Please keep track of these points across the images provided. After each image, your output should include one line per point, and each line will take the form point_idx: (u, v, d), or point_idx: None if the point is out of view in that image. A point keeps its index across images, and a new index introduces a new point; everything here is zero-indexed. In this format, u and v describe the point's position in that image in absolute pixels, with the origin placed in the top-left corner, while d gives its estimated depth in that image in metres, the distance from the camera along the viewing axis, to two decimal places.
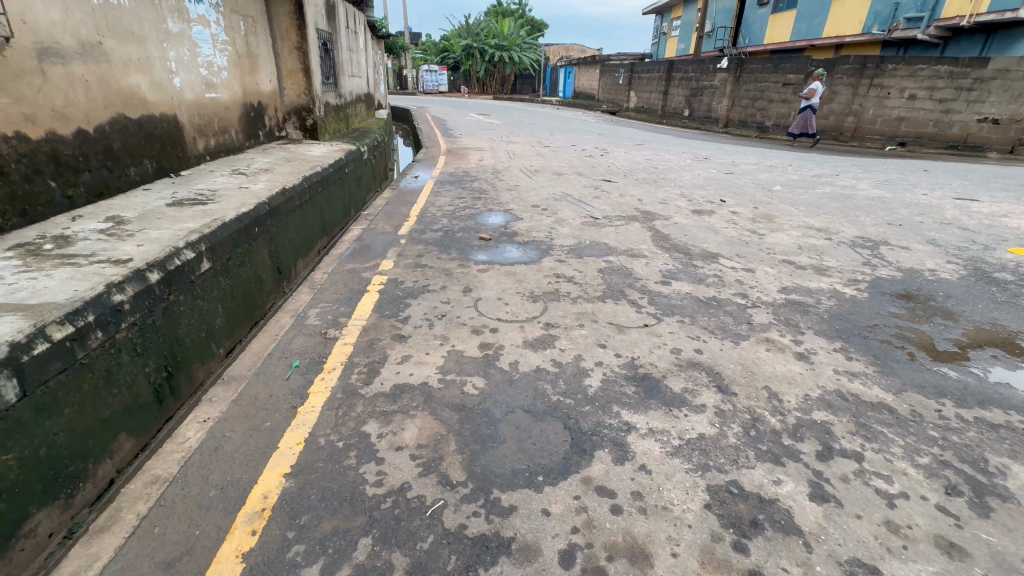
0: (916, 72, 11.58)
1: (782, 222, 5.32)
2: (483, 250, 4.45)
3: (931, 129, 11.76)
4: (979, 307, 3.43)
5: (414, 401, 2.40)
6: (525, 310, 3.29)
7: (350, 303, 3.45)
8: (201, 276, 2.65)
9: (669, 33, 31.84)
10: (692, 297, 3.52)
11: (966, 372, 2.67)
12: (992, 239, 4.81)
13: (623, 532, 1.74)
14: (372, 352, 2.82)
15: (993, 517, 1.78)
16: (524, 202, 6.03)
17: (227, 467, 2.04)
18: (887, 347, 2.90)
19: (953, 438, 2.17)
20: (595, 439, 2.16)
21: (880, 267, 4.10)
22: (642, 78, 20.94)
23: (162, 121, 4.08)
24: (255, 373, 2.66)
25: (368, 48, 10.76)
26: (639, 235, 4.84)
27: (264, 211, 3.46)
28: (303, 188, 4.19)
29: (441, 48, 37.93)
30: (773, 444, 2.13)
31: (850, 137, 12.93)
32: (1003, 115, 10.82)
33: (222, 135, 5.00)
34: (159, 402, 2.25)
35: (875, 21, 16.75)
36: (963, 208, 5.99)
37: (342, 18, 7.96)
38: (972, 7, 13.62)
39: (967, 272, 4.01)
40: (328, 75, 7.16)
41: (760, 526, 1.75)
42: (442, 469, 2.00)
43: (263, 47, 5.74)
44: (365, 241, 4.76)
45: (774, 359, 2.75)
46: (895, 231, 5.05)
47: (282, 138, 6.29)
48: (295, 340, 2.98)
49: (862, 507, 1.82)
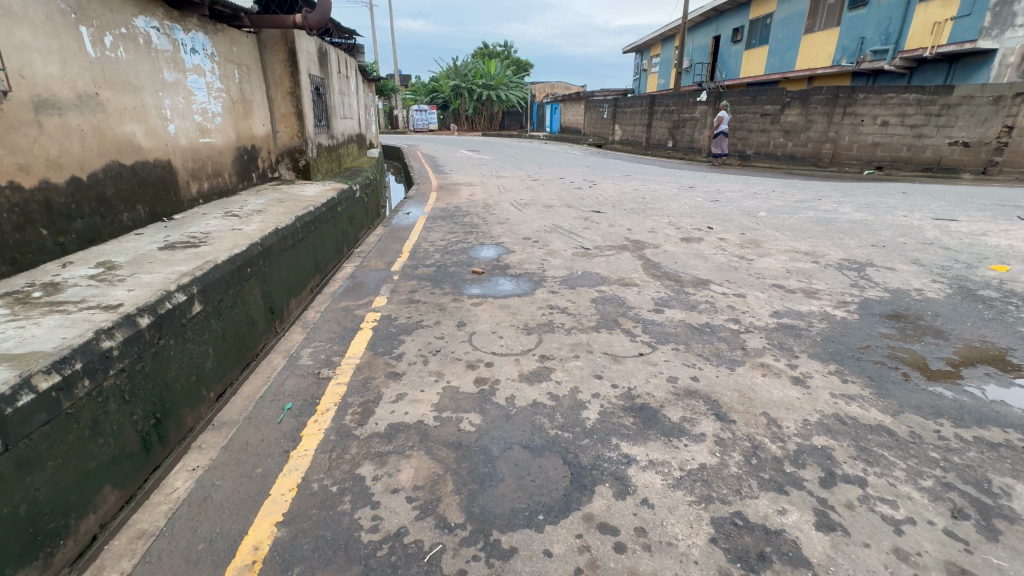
0: (886, 100, 12.10)
1: (769, 247, 5.42)
2: (476, 283, 4.47)
3: (905, 153, 12.19)
4: (967, 324, 3.48)
5: (410, 440, 2.36)
6: (520, 342, 3.29)
7: (343, 341, 3.42)
8: (192, 319, 2.63)
9: (649, 69, 33.19)
10: (686, 324, 3.53)
11: (961, 391, 2.68)
12: (974, 258, 4.92)
13: (628, 571, 1.68)
14: (365, 391, 2.78)
15: (1002, 541, 1.75)
16: (514, 235, 6.11)
17: (217, 517, 1.97)
18: (881, 368, 2.91)
19: (954, 459, 2.16)
20: (595, 474, 2.12)
21: (868, 288, 4.17)
22: (625, 112, 21.67)
23: (156, 167, 4.14)
24: (246, 417, 2.61)
25: (359, 91, 11.10)
26: (630, 264, 4.90)
27: (257, 252, 3.48)
28: (295, 228, 4.23)
29: (431, 89, 39.17)
30: (775, 472, 2.10)
31: (829, 162, 13.35)
32: (972, 138, 11.29)
33: (216, 178, 5.07)
34: (147, 451, 2.20)
35: (844, 54, 17.72)
36: (943, 228, 6.14)
37: (334, 65, 8.27)
38: (932, 40, 14.50)
39: (952, 290, 4.07)
40: (321, 117, 7.35)
41: (768, 559, 1.71)
42: (440, 512, 1.94)
43: (256, 92, 5.91)
44: (357, 278, 4.77)
45: (770, 384, 2.75)
46: (880, 252, 5.15)
47: (275, 179, 6.39)
48: (287, 381, 2.94)
49: (869, 535, 1.79)
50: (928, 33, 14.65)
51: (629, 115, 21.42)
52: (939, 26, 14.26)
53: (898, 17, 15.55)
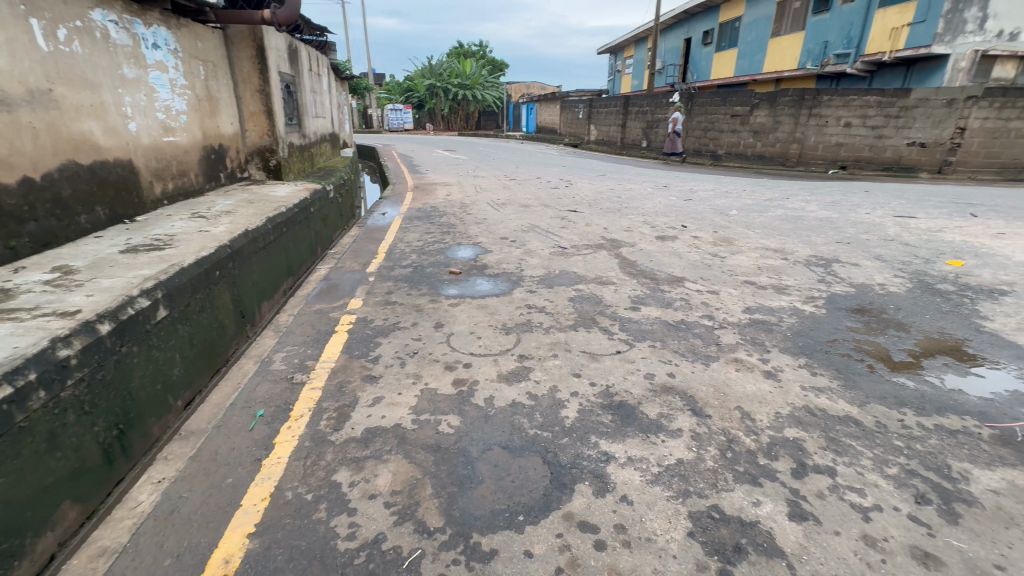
0: (848, 102, 12.56)
1: (741, 244, 5.56)
2: (454, 284, 4.44)
3: (867, 153, 12.67)
4: (927, 317, 3.64)
5: (387, 444, 2.32)
6: (498, 343, 3.27)
7: (317, 345, 3.34)
8: (157, 324, 2.53)
9: (622, 70, 33.65)
10: (661, 321, 3.58)
11: (922, 380, 2.79)
12: (931, 253, 5.15)
13: (608, 568, 1.69)
14: (341, 396, 2.72)
15: (962, 523, 1.83)
16: (492, 235, 6.09)
17: (185, 531, 1.90)
18: (847, 360, 3.01)
19: (917, 447, 2.24)
20: (575, 472, 2.12)
21: (834, 283, 4.30)
22: (600, 112, 21.87)
23: (117, 166, 3.96)
24: (215, 426, 2.52)
25: (331, 89, 10.88)
26: (606, 263, 4.94)
27: (226, 254, 3.37)
28: (266, 230, 4.11)
29: (405, 88, 38.70)
30: (749, 464, 2.14)
31: (796, 162, 13.77)
32: (929, 139, 11.83)
33: (181, 178, 4.89)
34: (109, 464, 2.10)
35: (809, 57, 18.34)
36: (903, 225, 6.41)
37: (305, 63, 8.09)
38: (891, 44, 15.17)
39: (913, 284, 4.25)
40: (292, 116, 7.17)
41: (743, 550, 1.74)
42: (419, 516, 1.91)
43: (223, 90, 5.73)
44: (332, 280, 4.68)
45: (743, 379, 2.81)
46: (845, 249, 5.34)
47: (244, 180, 6.21)
48: (259, 387, 2.85)
49: (839, 523, 1.84)
50: (886, 38, 15.31)
51: (604, 115, 21.65)
52: (897, 31, 14.94)
53: (858, 22, 16.18)
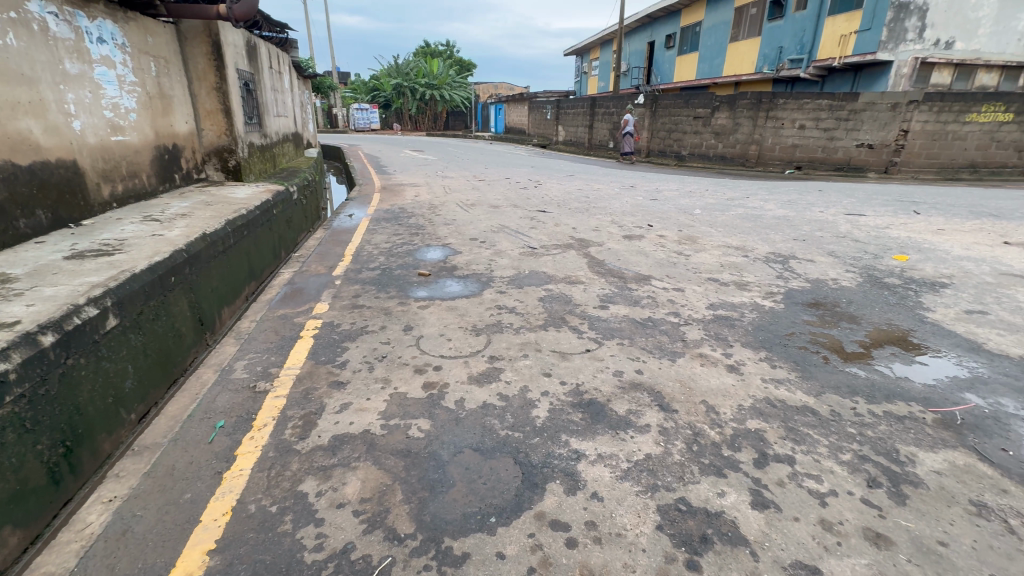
0: (802, 105, 13.12)
1: (704, 243, 5.72)
2: (423, 286, 4.40)
3: (820, 154, 13.26)
4: (876, 309, 3.84)
5: (356, 451, 2.27)
6: (469, 344, 3.25)
7: (281, 351, 3.24)
8: (107, 334, 2.39)
9: (589, 72, 34.10)
10: (629, 319, 3.65)
11: (873, 370, 2.95)
12: (879, 249, 5.45)
13: (580, 567, 1.70)
14: (307, 403, 2.64)
15: (909, 504, 1.94)
16: (461, 236, 6.06)
17: (139, 551, 1.80)
18: (804, 352, 3.15)
19: (868, 433, 2.36)
20: (546, 472, 2.14)
21: (791, 279, 4.49)
22: (568, 113, 22.07)
23: (59, 167, 3.74)
24: (172, 439, 2.40)
25: (293, 87, 10.57)
26: (575, 263, 4.99)
27: (182, 259, 3.22)
28: (226, 233, 3.95)
29: (371, 88, 38.00)
30: (714, 456, 2.21)
31: (755, 163, 14.26)
32: (876, 141, 12.53)
33: (132, 180, 4.65)
34: (54, 484, 1.98)
35: (765, 62, 19.06)
36: (853, 222, 6.74)
37: (265, 60, 7.82)
38: (840, 50, 15.93)
39: (863, 279, 4.48)
40: (252, 115, 6.92)
41: (709, 540, 1.79)
42: (389, 523, 1.88)
43: (177, 87, 5.48)
44: (296, 284, 4.55)
45: (708, 373, 2.90)
46: (801, 246, 5.58)
47: (201, 181, 5.95)
48: (219, 397, 2.74)
49: (798, 510, 1.92)
50: (836, 45, 16.06)
51: (572, 116, 21.86)
52: (845, 38, 15.70)
53: (810, 29, 16.91)
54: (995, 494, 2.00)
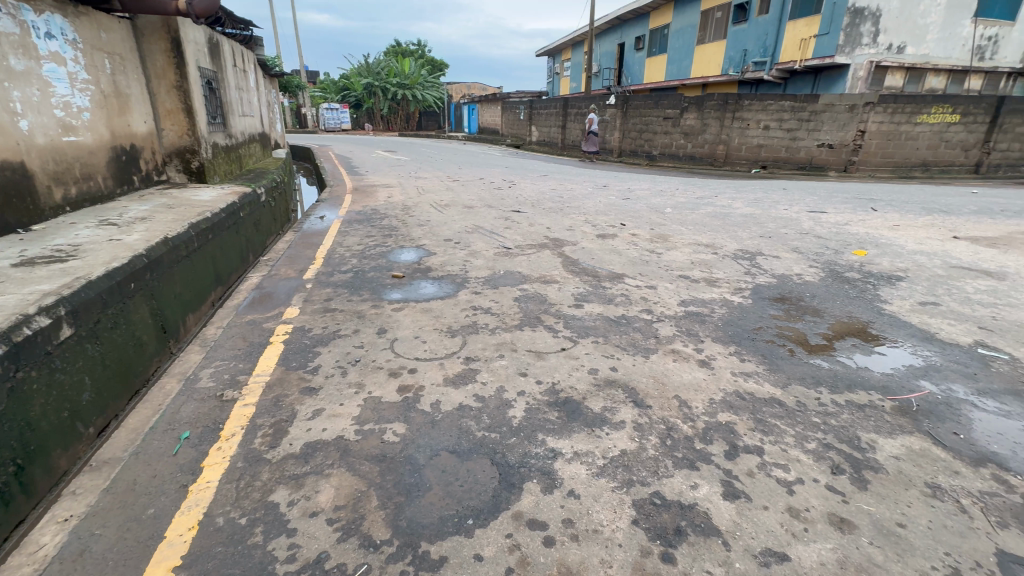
0: (766, 106, 13.55)
1: (676, 241, 5.84)
2: (397, 288, 4.34)
3: (784, 154, 13.71)
4: (838, 302, 4.00)
5: (329, 458, 2.22)
6: (444, 346, 3.23)
7: (249, 358, 3.15)
8: (61, 345, 2.27)
9: (561, 73, 34.34)
10: (604, 317, 3.69)
11: (835, 361, 3.07)
12: (840, 244, 5.68)
13: (558, 565, 1.71)
14: (277, 411, 2.57)
15: (870, 489, 2.03)
16: (435, 237, 6.01)
17: (98, 572, 1.72)
18: (771, 346, 3.25)
19: (832, 421, 2.46)
20: (523, 471, 2.14)
21: (758, 275, 4.63)
22: (541, 113, 22.15)
23: (5, 170, 3.53)
24: (133, 452, 2.30)
25: (259, 86, 10.27)
26: (550, 262, 5.02)
27: (142, 264, 3.08)
28: (189, 237, 3.81)
29: (341, 87, 37.28)
30: (686, 449, 2.26)
31: (722, 162, 14.62)
32: (836, 140, 13.05)
33: (87, 182, 4.44)
34: (4, 505, 1.87)
35: (730, 64, 19.59)
36: (816, 219, 7.00)
37: (228, 58, 7.57)
38: (801, 53, 16.51)
39: (825, 274, 4.66)
40: (215, 114, 6.69)
41: (683, 532, 1.83)
42: (364, 530, 1.85)
43: (134, 85, 5.25)
44: (265, 288, 4.42)
45: (681, 368, 2.95)
46: (767, 242, 5.76)
47: (162, 182, 5.73)
48: (184, 408, 2.64)
49: (768, 498, 1.98)
50: (796, 48, 16.64)
51: (545, 117, 21.94)
52: (805, 42, 16.27)
53: (772, 33, 17.46)
54: (948, 476, 2.11)
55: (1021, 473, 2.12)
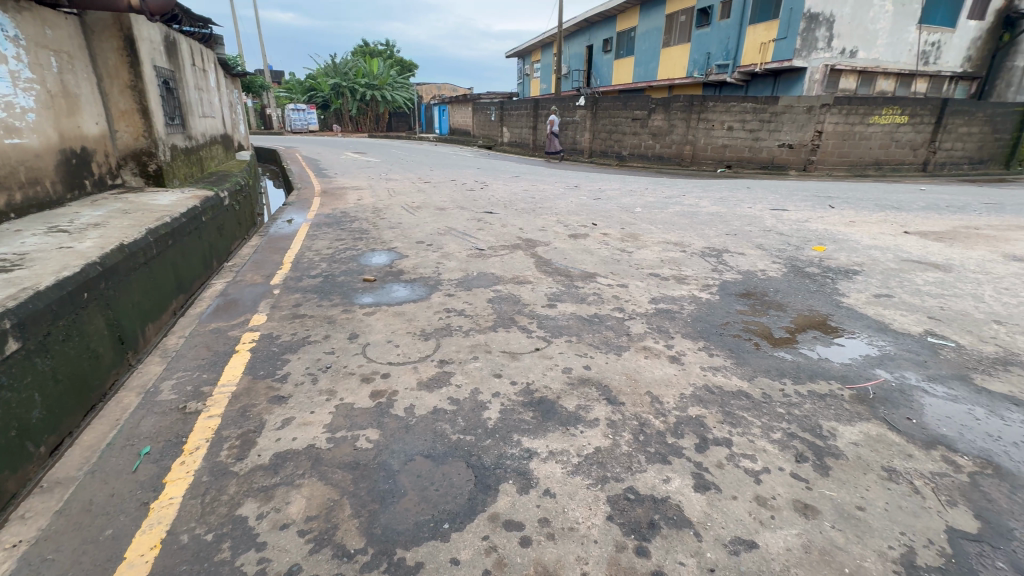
0: (729, 108, 13.97)
1: (646, 239, 5.95)
2: (369, 292, 4.27)
3: (747, 154, 14.16)
4: (800, 297, 4.16)
5: (300, 467, 2.17)
6: (417, 349, 3.20)
7: (214, 367, 3.04)
8: (7, 360, 2.14)
9: (531, 74, 34.53)
10: (577, 316, 3.73)
11: (798, 353, 3.19)
12: (801, 240, 5.90)
13: (534, 564, 1.71)
14: (244, 421, 2.49)
15: (832, 475, 2.11)
16: (407, 239, 5.95)
17: None
18: (738, 340, 3.36)
19: (795, 411, 2.56)
20: (499, 472, 2.14)
21: (725, 271, 4.77)
22: (512, 114, 22.21)
23: None
24: (89, 471, 2.19)
25: (221, 86, 9.94)
26: (523, 263, 5.04)
27: (96, 273, 2.93)
28: (147, 243, 3.65)
29: (307, 88, 36.44)
30: (659, 444, 2.30)
31: (690, 162, 14.98)
32: (795, 141, 13.57)
33: (33, 187, 4.20)
34: None
35: (695, 66, 20.12)
36: (778, 217, 7.26)
37: (186, 56, 7.29)
38: (761, 57, 17.10)
39: (787, 269, 4.84)
40: (173, 115, 6.43)
41: (656, 526, 1.87)
42: (338, 540, 1.81)
43: (84, 85, 4.99)
44: (230, 295, 4.28)
45: (652, 365, 3.01)
46: (733, 240, 5.94)
47: (117, 186, 5.47)
48: (144, 422, 2.52)
49: (736, 488, 2.04)
50: (757, 52, 17.23)
51: (516, 118, 22.00)
52: (765, 46, 16.87)
53: (734, 37, 18.01)
54: (903, 459, 2.22)
55: (968, 453, 2.26)
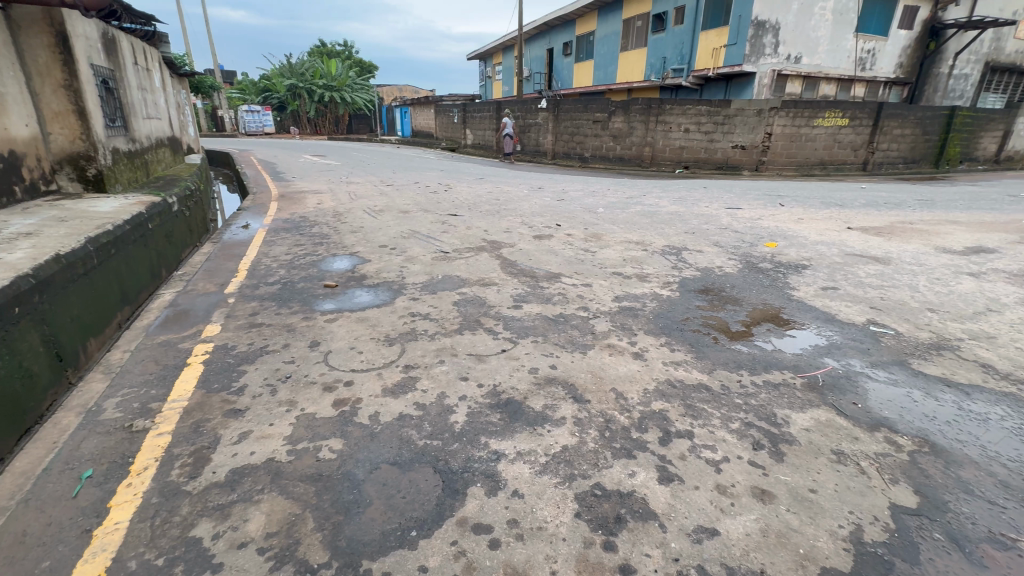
0: (685, 110, 14.44)
1: (608, 239, 6.06)
2: (330, 298, 4.16)
3: (703, 155, 14.67)
4: (754, 291, 4.34)
5: (258, 483, 2.08)
6: (381, 355, 3.14)
7: (164, 382, 2.88)
8: None
9: (493, 76, 34.59)
10: (542, 317, 3.75)
11: (754, 345, 3.33)
12: (754, 238, 6.16)
13: (503, 566, 1.71)
14: (198, 438, 2.37)
15: (786, 460, 2.21)
16: (369, 243, 5.83)
17: None
18: (697, 334, 3.47)
19: (752, 401, 2.66)
20: (467, 476, 2.12)
21: (684, 269, 4.92)
22: (475, 116, 22.17)
23: None
24: (22, 500, 2.03)
25: (167, 86, 9.45)
26: (489, 265, 5.03)
27: (29, 286, 2.72)
28: (87, 253, 3.42)
29: (261, 88, 35.17)
30: (624, 440, 2.34)
31: (649, 163, 15.38)
32: (747, 142, 14.17)
33: None
34: None
35: (652, 70, 20.69)
36: (733, 215, 7.55)
37: (127, 55, 6.88)
38: (713, 61, 17.75)
39: (742, 265, 5.04)
40: (114, 117, 6.06)
41: (623, 520, 1.90)
42: (300, 555, 1.75)
43: (11, 84, 4.63)
44: (181, 306, 4.07)
45: (616, 362, 3.07)
46: (691, 238, 6.14)
47: (51, 192, 5.11)
48: (85, 443, 2.36)
49: (698, 478, 2.10)
50: (709, 56, 17.89)
51: (479, 119, 21.97)
52: (717, 51, 17.54)
53: (688, 42, 18.63)
54: (850, 442, 2.35)
55: (907, 433, 2.41)
